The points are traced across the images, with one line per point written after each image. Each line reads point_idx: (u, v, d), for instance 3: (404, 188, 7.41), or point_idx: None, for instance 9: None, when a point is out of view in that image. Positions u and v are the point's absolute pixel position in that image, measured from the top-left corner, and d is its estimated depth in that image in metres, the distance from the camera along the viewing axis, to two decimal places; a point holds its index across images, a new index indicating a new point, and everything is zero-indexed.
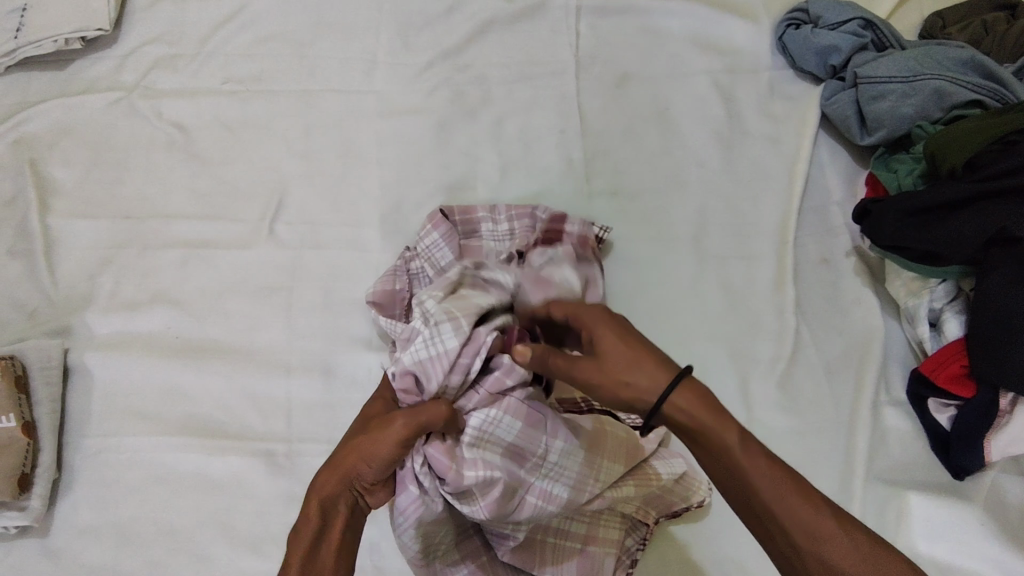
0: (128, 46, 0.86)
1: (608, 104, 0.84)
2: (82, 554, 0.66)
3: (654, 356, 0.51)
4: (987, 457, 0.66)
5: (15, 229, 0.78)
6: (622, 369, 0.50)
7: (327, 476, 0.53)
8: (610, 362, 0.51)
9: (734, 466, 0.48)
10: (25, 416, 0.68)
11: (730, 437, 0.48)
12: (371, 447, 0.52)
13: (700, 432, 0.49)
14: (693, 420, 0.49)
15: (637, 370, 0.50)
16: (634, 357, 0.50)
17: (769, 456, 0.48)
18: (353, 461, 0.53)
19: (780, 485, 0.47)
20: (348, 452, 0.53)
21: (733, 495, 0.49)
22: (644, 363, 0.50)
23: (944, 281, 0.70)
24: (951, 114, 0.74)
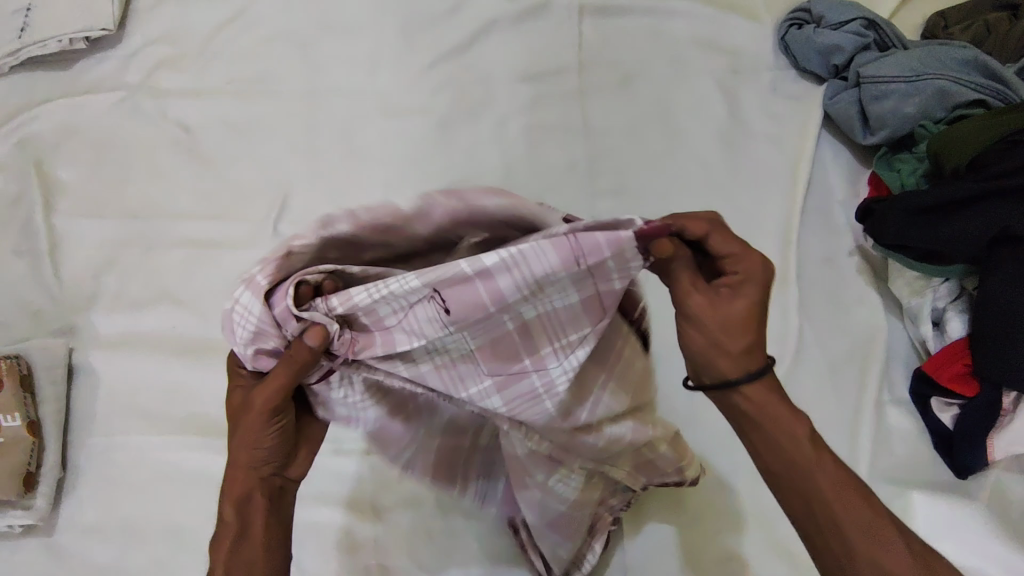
0: (132, 46, 0.87)
1: (611, 104, 0.84)
2: (86, 553, 0.66)
3: (759, 340, 0.45)
4: (990, 456, 0.66)
5: (20, 229, 0.78)
6: (725, 336, 0.45)
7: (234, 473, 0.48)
8: (721, 325, 0.45)
9: (798, 458, 0.45)
10: (30, 415, 0.69)
11: (798, 430, 0.45)
12: (251, 438, 0.47)
13: (766, 418, 0.46)
14: (763, 404, 0.46)
15: (738, 345, 0.45)
16: (748, 335, 0.45)
17: (833, 454, 0.46)
18: (242, 457, 0.48)
19: (841, 491, 0.44)
20: (230, 450, 0.48)
21: (787, 490, 0.46)
22: (751, 347, 0.45)
23: (948, 281, 0.71)
24: (955, 113, 0.75)
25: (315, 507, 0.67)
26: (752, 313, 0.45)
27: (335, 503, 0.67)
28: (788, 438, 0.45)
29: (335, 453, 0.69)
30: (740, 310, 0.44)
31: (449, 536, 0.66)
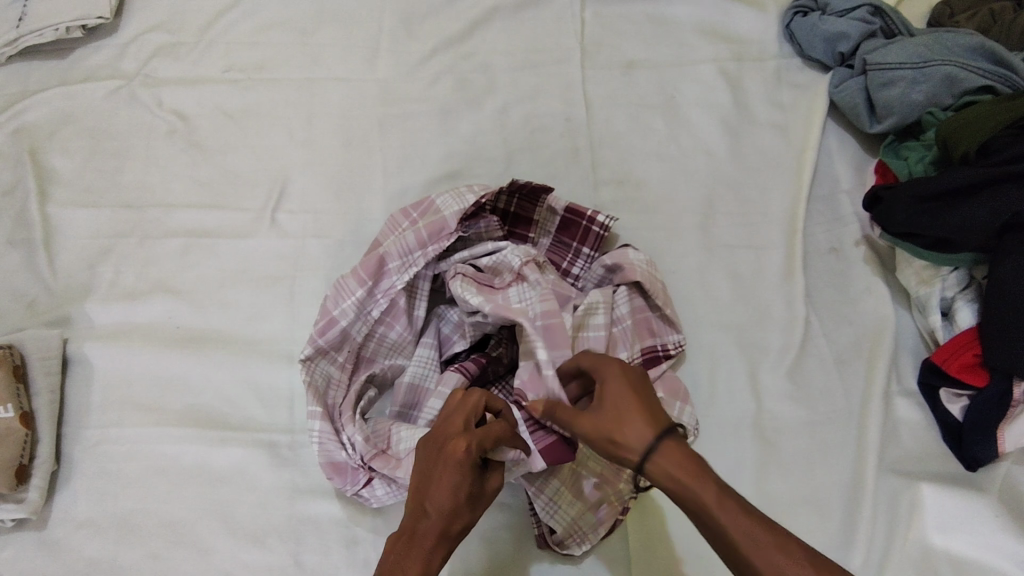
0: (129, 34, 0.86)
1: (613, 92, 0.83)
2: (79, 548, 0.65)
3: (642, 406, 0.51)
4: (1000, 448, 0.65)
5: (15, 218, 0.77)
6: (614, 430, 0.50)
7: (446, 468, 0.51)
8: (609, 416, 0.51)
9: (706, 515, 0.46)
10: (24, 406, 0.67)
11: (703, 489, 0.47)
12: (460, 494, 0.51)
13: (674, 482, 0.48)
14: (667, 468, 0.48)
15: (635, 429, 0.50)
16: (631, 416, 0.50)
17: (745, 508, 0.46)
18: (451, 504, 0.51)
19: (763, 541, 0.45)
20: (445, 499, 0.51)
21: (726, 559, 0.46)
22: (640, 418, 0.50)
23: (957, 269, 0.69)
24: (962, 100, 0.73)
25: (313, 500, 0.66)
26: (627, 391, 0.52)
27: (335, 495, 0.66)
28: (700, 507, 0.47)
29: None
30: (618, 398, 0.52)
31: None
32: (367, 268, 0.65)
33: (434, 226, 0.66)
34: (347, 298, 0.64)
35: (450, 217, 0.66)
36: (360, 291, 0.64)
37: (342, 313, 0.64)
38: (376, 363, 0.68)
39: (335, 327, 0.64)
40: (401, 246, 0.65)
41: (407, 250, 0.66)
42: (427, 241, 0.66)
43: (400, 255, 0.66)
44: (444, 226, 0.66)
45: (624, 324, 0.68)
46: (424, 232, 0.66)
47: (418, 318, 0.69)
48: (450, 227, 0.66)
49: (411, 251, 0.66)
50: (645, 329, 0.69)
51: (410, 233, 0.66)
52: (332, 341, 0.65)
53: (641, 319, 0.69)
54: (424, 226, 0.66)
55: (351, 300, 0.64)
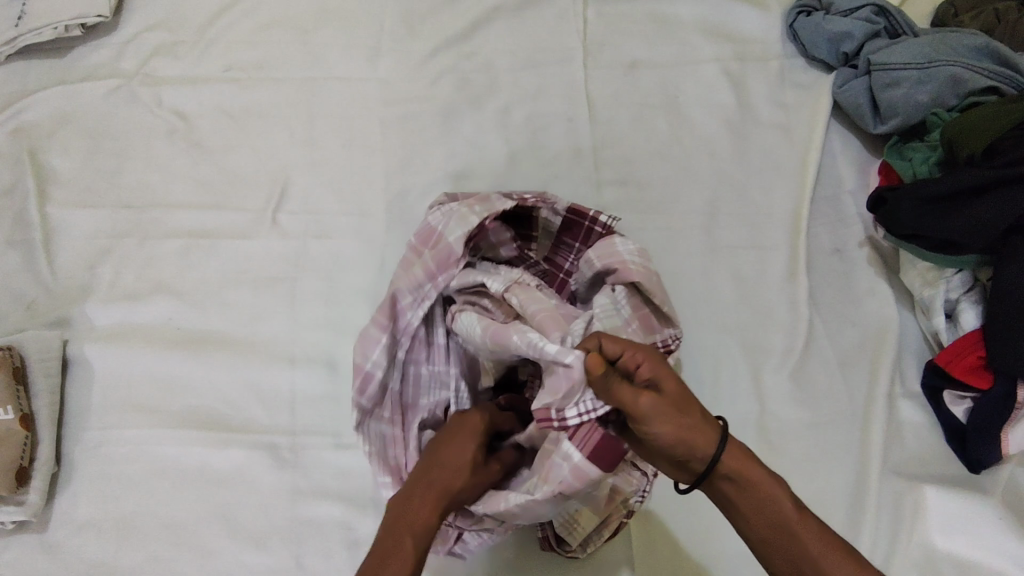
0: (128, 33, 0.85)
1: (616, 91, 0.83)
2: (80, 550, 0.65)
3: (702, 410, 0.49)
4: (1003, 449, 0.65)
5: (14, 218, 0.76)
6: (686, 429, 0.47)
7: (454, 440, 0.55)
8: (677, 414, 0.47)
9: (781, 518, 0.47)
10: (24, 408, 0.67)
11: (783, 496, 0.48)
12: (463, 465, 0.53)
13: (750, 484, 0.48)
14: (745, 469, 0.48)
15: (705, 434, 0.48)
16: (696, 416, 0.48)
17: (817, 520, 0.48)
18: (453, 470, 0.53)
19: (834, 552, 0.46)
20: (448, 462, 0.53)
21: (778, 556, 0.47)
22: (705, 418, 0.48)
23: (961, 271, 0.69)
24: (968, 100, 0.73)
25: (315, 503, 0.66)
26: (686, 392, 0.49)
27: (337, 497, 0.66)
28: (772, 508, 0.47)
29: (336, 447, 0.68)
30: (675, 398, 0.48)
31: None
32: (385, 312, 0.61)
33: (441, 255, 0.62)
34: (375, 346, 0.61)
35: (455, 243, 0.62)
36: (384, 337, 0.61)
37: (374, 362, 0.60)
38: (420, 406, 0.65)
39: (372, 382, 0.61)
40: (410, 281, 0.62)
41: (417, 284, 0.62)
42: (437, 273, 0.62)
43: (411, 290, 0.62)
44: (451, 253, 0.62)
45: (629, 325, 0.63)
46: (432, 263, 0.62)
47: (439, 347, 0.65)
48: (457, 253, 0.62)
49: (422, 284, 0.62)
50: (648, 327, 0.65)
51: (415, 270, 0.62)
52: (371, 395, 0.61)
53: (642, 317, 0.64)
54: (431, 257, 0.62)
55: (382, 346, 0.61)
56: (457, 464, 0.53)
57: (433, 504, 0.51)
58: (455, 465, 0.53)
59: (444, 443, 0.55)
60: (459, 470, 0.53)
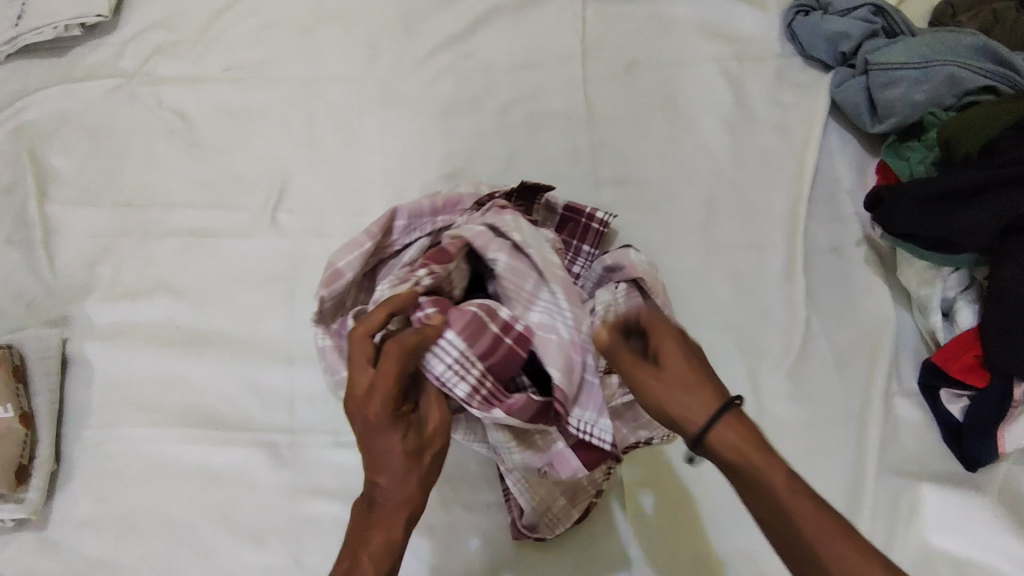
0: (128, 33, 0.85)
1: (615, 91, 0.83)
2: (79, 548, 0.65)
3: (709, 383, 0.48)
4: (1000, 448, 0.65)
5: (14, 218, 0.77)
6: (675, 399, 0.47)
7: (377, 430, 0.47)
8: (672, 386, 0.48)
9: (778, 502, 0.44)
10: (24, 406, 0.67)
11: (775, 475, 0.44)
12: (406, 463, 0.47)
13: (745, 467, 0.45)
14: (739, 454, 0.45)
15: (696, 404, 0.47)
16: (692, 385, 0.47)
17: (816, 498, 0.44)
18: (397, 474, 0.47)
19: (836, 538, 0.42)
20: (387, 468, 0.47)
21: (779, 545, 0.44)
22: (702, 391, 0.47)
23: (958, 269, 0.69)
24: (964, 100, 0.73)
25: (313, 501, 0.66)
26: (691, 366, 0.49)
27: (335, 495, 0.66)
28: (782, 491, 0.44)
29: (334, 446, 0.68)
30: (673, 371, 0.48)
31: (449, 530, 0.65)
32: (378, 225, 0.61)
33: (449, 198, 0.63)
34: (354, 251, 0.59)
35: (467, 194, 0.64)
36: (368, 244, 0.60)
37: (347, 266, 0.59)
38: None
39: (340, 282, 0.58)
40: (412, 207, 0.62)
41: (418, 213, 0.62)
42: (439, 209, 0.63)
43: (410, 216, 0.62)
44: (458, 201, 0.64)
45: None
46: (438, 200, 0.63)
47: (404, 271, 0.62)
48: (465, 204, 0.64)
49: (422, 215, 0.63)
50: None
51: (421, 200, 0.63)
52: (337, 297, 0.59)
53: None
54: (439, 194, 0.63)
55: (359, 253, 0.59)
56: (399, 469, 0.47)
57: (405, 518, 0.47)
58: (396, 464, 0.47)
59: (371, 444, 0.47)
60: (403, 471, 0.47)
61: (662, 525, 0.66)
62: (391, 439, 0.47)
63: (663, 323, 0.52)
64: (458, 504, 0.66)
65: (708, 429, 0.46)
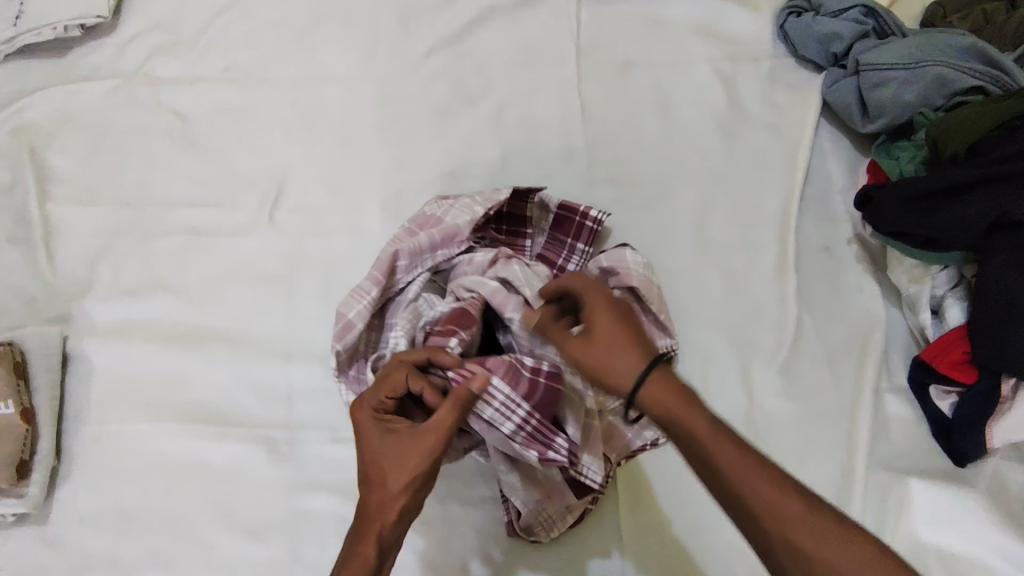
0: (127, 34, 0.86)
1: (609, 91, 0.84)
2: (80, 542, 0.66)
3: (636, 342, 0.51)
4: (987, 444, 0.66)
5: (14, 216, 0.78)
6: (604, 361, 0.50)
7: (376, 426, 0.51)
8: (599, 348, 0.51)
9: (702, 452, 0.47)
10: (24, 402, 0.68)
11: (696, 423, 0.47)
12: (396, 454, 0.50)
13: (671, 420, 0.48)
14: (667, 408, 0.48)
15: (621, 364, 0.50)
16: (619, 346, 0.50)
17: (736, 440, 0.47)
18: (384, 464, 0.50)
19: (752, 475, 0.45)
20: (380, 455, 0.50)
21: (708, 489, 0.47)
22: (631, 348, 0.50)
23: (947, 268, 0.70)
24: (954, 100, 0.74)
25: (311, 495, 0.67)
26: (615, 327, 0.51)
27: (332, 490, 0.67)
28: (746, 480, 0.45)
29: (332, 441, 0.69)
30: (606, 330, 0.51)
31: (445, 525, 0.66)
32: (382, 268, 0.63)
33: (447, 231, 0.65)
34: (362, 300, 0.62)
35: (463, 225, 0.65)
36: (375, 292, 0.63)
37: (357, 316, 0.62)
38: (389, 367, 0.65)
39: (353, 332, 0.62)
40: (411, 246, 0.64)
41: (418, 251, 0.65)
42: (438, 244, 0.65)
43: (410, 255, 0.65)
44: (457, 232, 0.65)
45: None
46: (437, 235, 0.65)
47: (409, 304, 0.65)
48: (462, 234, 0.66)
49: (422, 252, 0.65)
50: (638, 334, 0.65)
51: (421, 235, 0.65)
52: (351, 346, 0.62)
53: None
54: (435, 229, 0.65)
55: (367, 303, 0.62)
56: (391, 460, 0.50)
57: (375, 535, 0.49)
58: (387, 453, 0.50)
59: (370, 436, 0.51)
60: (395, 463, 0.50)
61: (657, 518, 0.66)
62: (386, 433, 0.51)
63: (584, 289, 0.54)
64: (453, 500, 0.67)
65: (637, 387, 0.49)
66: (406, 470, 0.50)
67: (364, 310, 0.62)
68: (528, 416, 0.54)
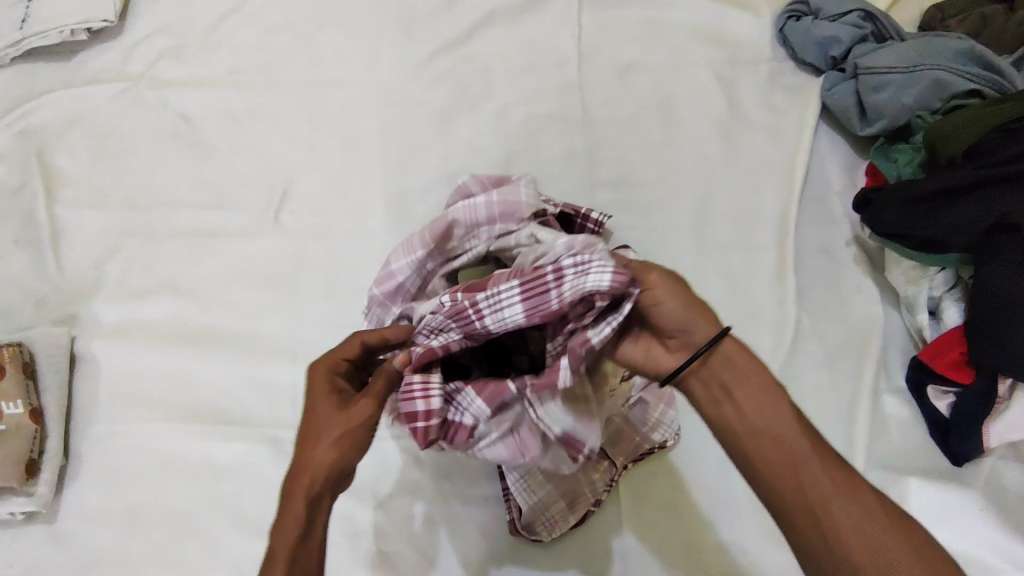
0: (133, 37, 0.87)
1: (611, 95, 0.85)
2: (88, 540, 0.67)
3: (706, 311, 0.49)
4: (984, 443, 0.67)
5: (22, 218, 0.78)
6: (674, 320, 0.49)
7: (319, 398, 0.51)
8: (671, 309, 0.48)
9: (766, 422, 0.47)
10: (33, 402, 0.69)
11: (773, 398, 0.48)
12: (331, 425, 0.49)
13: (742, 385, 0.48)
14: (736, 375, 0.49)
15: (700, 329, 0.49)
16: (692, 309, 0.49)
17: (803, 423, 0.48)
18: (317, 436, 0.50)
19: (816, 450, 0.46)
20: (317, 424, 0.50)
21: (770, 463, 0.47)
22: (698, 317, 0.49)
23: (944, 269, 0.71)
24: (950, 104, 0.75)
25: None
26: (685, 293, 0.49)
27: None
28: (790, 468, 0.46)
29: None
30: (664, 299, 0.48)
31: (448, 522, 0.67)
32: (434, 231, 0.57)
33: (508, 207, 0.57)
34: (407, 256, 0.58)
35: (526, 203, 0.57)
36: (419, 254, 0.58)
37: (399, 269, 0.59)
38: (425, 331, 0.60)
39: (393, 282, 0.59)
40: (469, 214, 0.57)
41: (473, 221, 0.58)
42: (496, 217, 0.57)
43: (466, 223, 0.58)
44: (519, 210, 0.57)
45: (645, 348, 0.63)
46: (496, 206, 0.57)
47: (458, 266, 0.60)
48: (524, 213, 0.57)
49: (479, 222, 0.58)
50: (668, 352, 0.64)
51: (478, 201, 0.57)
52: (390, 295, 0.60)
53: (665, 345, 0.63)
54: (498, 200, 0.57)
55: (410, 261, 0.58)
56: (325, 429, 0.49)
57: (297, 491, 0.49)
58: (325, 423, 0.50)
59: (311, 408, 0.51)
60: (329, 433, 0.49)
61: (660, 518, 0.67)
62: (325, 407, 0.50)
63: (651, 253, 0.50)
64: (457, 498, 0.68)
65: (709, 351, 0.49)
66: (325, 438, 0.49)
67: (408, 267, 0.59)
68: (460, 396, 0.49)
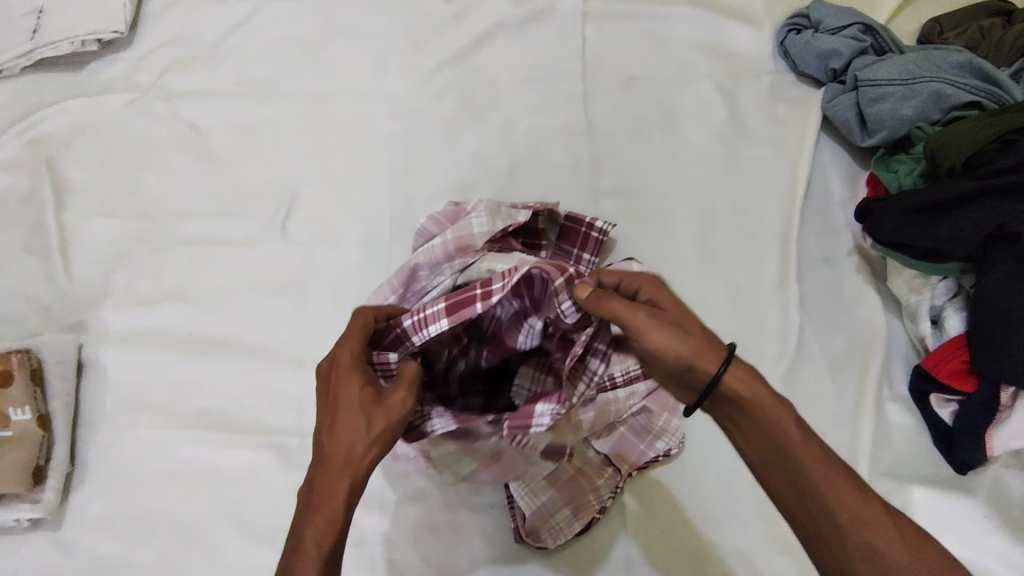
0: (144, 48, 0.88)
1: (614, 107, 0.86)
2: (93, 546, 0.67)
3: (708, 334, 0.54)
4: (989, 451, 0.67)
5: (33, 226, 0.79)
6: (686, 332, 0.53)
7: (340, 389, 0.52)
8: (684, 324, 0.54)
9: (776, 434, 0.50)
10: (41, 409, 0.69)
11: (779, 417, 0.50)
12: (359, 420, 0.51)
13: (749, 404, 0.51)
14: (743, 399, 0.51)
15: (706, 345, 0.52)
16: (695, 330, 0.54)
17: (816, 439, 0.50)
18: (342, 429, 0.51)
19: (823, 460, 0.48)
20: (342, 420, 0.51)
21: (774, 472, 0.50)
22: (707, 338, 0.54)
23: (945, 277, 0.71)
24: (951, 115, 0.76)
25: None
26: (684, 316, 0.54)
27: None
28: (791, 479, 0.49)
29: None
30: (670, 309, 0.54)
31: (454, 530, 0.67)
32: (399, 276, 0.65)
33: (461, 241, 0.64)
34: (380, 302, 0.65)
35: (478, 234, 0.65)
36: None
37: None
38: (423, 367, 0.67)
39: None
40: (429, 255, 0.64)
41: (435, 261, 0.64)
42: (454, 254, 0.64)
43: (429, 264, 0.65)
44: (472, 242, 0.64)
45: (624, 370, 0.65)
46: (452, 244, 0.65)
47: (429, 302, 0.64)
48: (478, 244, 0.64)
49: (440, 263, 0.64)
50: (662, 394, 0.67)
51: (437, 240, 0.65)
52: None
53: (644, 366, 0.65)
54: (451, 238, 0.65)
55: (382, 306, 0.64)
56: (353, 424, 0.51)
57: (347, 483, 0.50)
58: (351, 422, 0.51)
59: (334, 404, 0.52)
60: (360, 428, 0.51)
61: (664, 528, 0.67)
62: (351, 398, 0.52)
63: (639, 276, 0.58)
64: (463, 506, 0.68)
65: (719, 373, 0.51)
66: (365, 421, 0.51)
67: None
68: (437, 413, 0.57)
